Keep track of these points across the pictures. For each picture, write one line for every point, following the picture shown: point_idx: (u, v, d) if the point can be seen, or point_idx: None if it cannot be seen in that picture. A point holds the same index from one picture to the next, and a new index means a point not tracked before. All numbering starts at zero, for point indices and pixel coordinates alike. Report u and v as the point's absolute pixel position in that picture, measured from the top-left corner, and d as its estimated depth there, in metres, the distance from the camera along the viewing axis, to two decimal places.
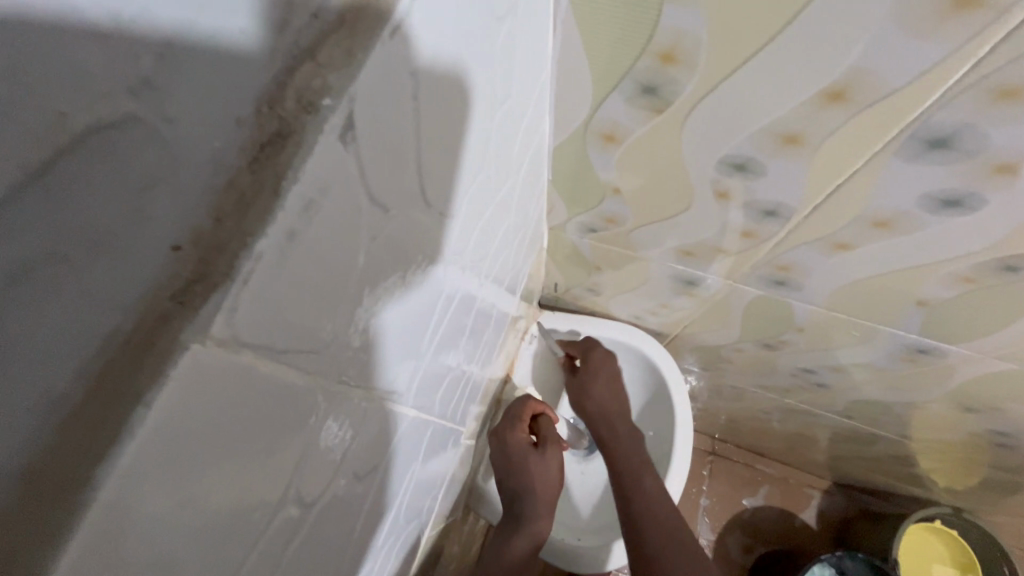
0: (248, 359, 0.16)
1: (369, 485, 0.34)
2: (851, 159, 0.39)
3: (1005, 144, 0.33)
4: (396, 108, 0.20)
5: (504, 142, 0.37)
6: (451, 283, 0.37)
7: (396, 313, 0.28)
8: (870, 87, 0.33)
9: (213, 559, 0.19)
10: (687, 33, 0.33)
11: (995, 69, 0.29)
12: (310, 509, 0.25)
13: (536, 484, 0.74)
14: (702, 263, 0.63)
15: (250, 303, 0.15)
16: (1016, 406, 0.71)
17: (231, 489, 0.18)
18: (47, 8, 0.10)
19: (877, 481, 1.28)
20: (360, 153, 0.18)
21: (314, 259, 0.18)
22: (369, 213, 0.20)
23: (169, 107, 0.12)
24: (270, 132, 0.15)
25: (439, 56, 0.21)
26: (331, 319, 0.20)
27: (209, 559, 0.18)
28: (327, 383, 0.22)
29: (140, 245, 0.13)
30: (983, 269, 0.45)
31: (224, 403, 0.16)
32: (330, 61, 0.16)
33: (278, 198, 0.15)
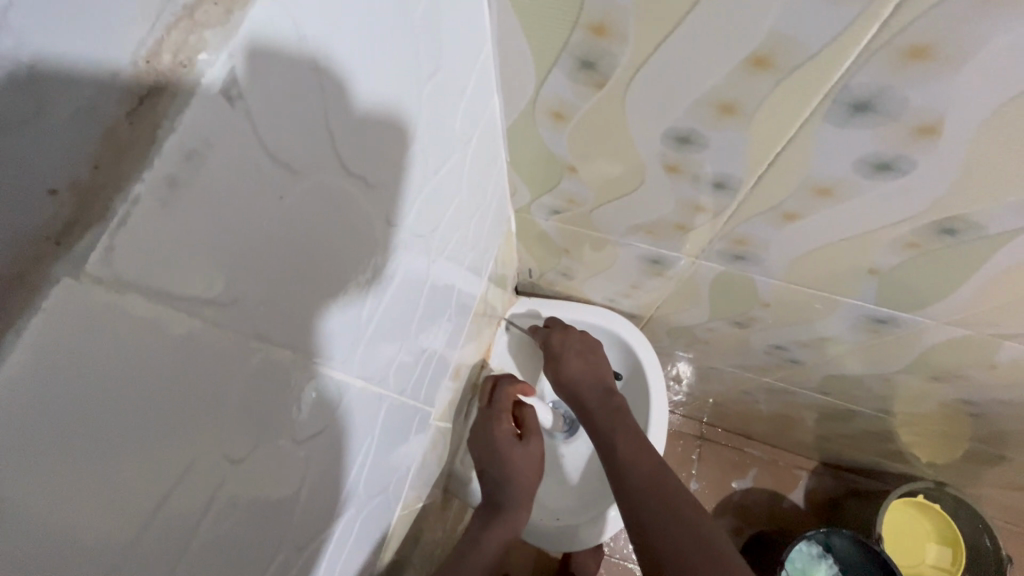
0: (142, 304, 0.17)
1: (316, 453, 0.34)
2: (786, 126, 0.40)
3: (923, 104, 0.34)
4: (295, 70, 0.20)
5: (445, 117, 0.38)
6: (399, 285, 0.40)
7: (341, 318, 0.31)
8: (792, 52, 0.34)
9: (116, 507, 0.19)
10: (615, 4, 0.34)
11: (905, 28, 0.30)
12: (239, 467, 0.25)
13: (516, 474, 0.80)
14: (664, 240, 0.64)
15: (139, 246, 0.16)
16: (978, 373, 0.72)
17: (136, 437, 0.19)
18: None
19: (859, 458, 1.29)
20: (254, 111, 0.19)
21: (216, 210, 0.18)
22: (274, 173, 0.21)
23: (26, 43, 0.13)
24: (146, 84, 0.15)
25: (342, 23, 0.22)
26: (241, 275, 0.21)
27: (113, 507, 0.19)
28: (248, 342, 0.23)
29: (7, 182, 0.13)
30: (925, 233, 0.47)
31: (114, 344, 0.17)
32: (208, 17, 0.16)
33: (155, 146, 0.15)
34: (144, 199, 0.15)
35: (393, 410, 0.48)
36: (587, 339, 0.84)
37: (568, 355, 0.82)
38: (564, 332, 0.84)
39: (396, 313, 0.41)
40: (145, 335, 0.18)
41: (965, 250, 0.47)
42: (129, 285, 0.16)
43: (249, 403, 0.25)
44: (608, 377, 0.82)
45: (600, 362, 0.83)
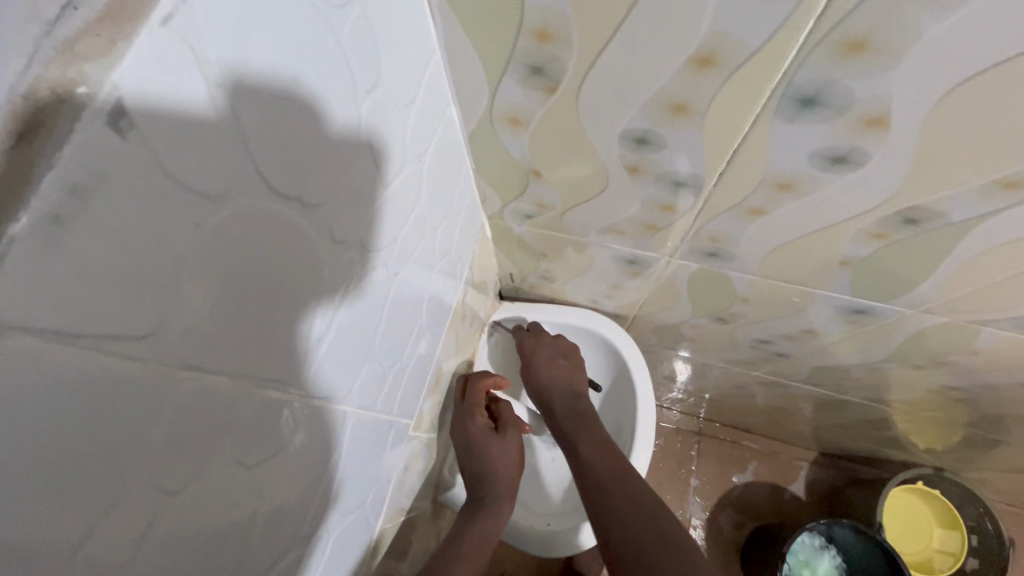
0: (33, 344, 0.16)
1: (273, 473, 0.34)
2: (739, 123, 0.40)
3: (869, 95, 0.34)
4: (197, 97, 0.20)
5: (393, 130, 0.37)
6: (376, 295, 0.43)
7: (325, 321, 0.35)
8: (733, 50, 0.34)
9: (27, 549, 0.18)
10: (555, 9, 0.34)
11: (840, 21, 0.30)
12: (176, 496, 0.25)
13: (496, 467, 0.77)
14: (637, 240, 0.64)
15: (22, 285, 0.15)
16: (963, 359, 0.72)
17: (40, 478, 0.18)
18: None
19: (856, 447, 1.29)
20: (150, 141, 0.18)
21: (107, 242, 0.18)
22: (181, 200, 0.20)
23: None
24: (25, 121, 0.15)
25: (251, 46, 0.22)
26: (152, 305, 0.20)
27: (23, 552, 0.18)
28: (169, 370, 0.22)
29: None
30: (889, 223, 0.46)
31: (4, 387, 0.16)
32: (91, 51, 0.16)
33: (32, 183, 0.15)
34: (22, 237, 0.15)
35: (363, 421, 0.47)
36: (561, 343, 0.84)
37: (539, 363, 0.82)
38: (537, 339, 0.85)
39: (372, 323, 0.44)
40: (45, 373, 0.17)
41: (932, 238, 0.47)
42: (10, 327, 0.15)
43: (180, 430, 0.24)
44: (580, 383, 0.82)
45: (572, 367, 0.83)
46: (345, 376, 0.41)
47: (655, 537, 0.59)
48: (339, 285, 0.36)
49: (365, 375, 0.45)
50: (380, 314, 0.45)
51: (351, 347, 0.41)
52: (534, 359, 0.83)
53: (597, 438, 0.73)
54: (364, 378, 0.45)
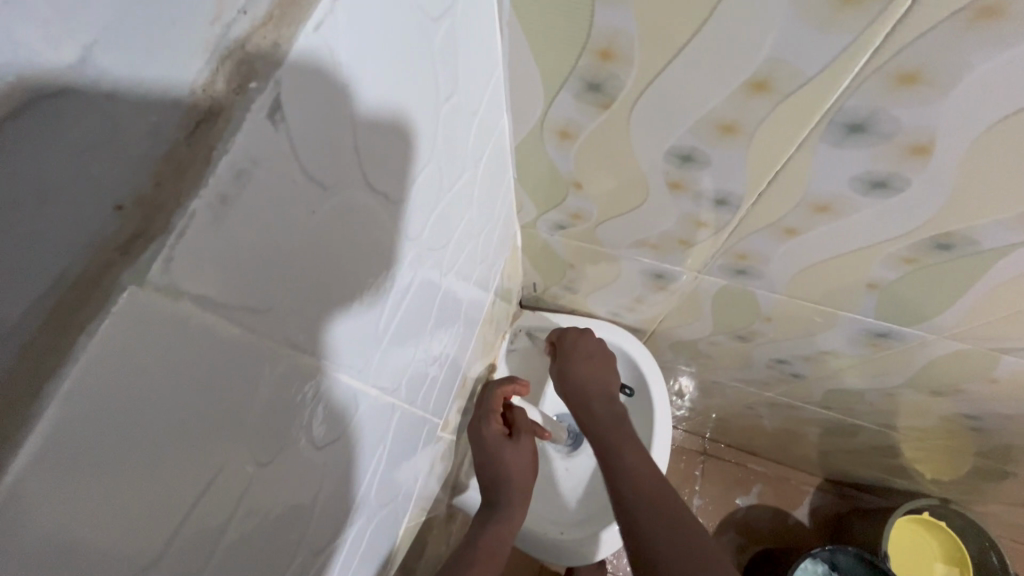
0: (190, 309, 0.18)
1: (332, 458, 0.35)
2: (785, 146, 0.42)
3: (916, 124, 0.36)
4: (326, 96, 0.22)
5: (457, 134, 0.39)
6: (409, 297, 0.40)
7: (352, 322, 0.31)
8: (789, 78, 0.36)
9: (154, 501, 0.20)
10: (621, 29, 0.36)
11: (897, 53, 0.32)
12: (264, 468, 0.27)
13: (509, 474, 0.77)
14: (668, 255, 0.65)
15: (190, 256, 0.17)
16: (978, 387, 0.73)
17: (173, 432, 0.20)
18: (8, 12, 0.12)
19: (865, 475, 1.28)
20: (292, 134, 0.20)
21: (252, 225, 0.20)
22: (307, 189, 0.22)
23: (106, 82, 0.15)
24: (204, 110, 0.17)
25: (367, 52, 0.24)
26: (273, 284, 0.22)
27: (153, 497, 0.20)
28: (275, 347, 0.24)
29: (88, 201, 0.15)
30: (921, 248, 0.48)
31: (168, 345, 0.18)
32: (259, 50, 0.18)
33: (210, 165, 0.17)
34: (199, 212, 0.17)
35: (403, 417, 0.49)
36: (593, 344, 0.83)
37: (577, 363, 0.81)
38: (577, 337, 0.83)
39: (404, 327, 0.41)
40: (194, 337, 0.19)
41: (961, 265, 0.49)
42: (181, 291, 0.18)
43: (287, 398, 0.27)
44: (613, 386, 0.80)
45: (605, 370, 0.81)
46: (373, 379, 0.38)
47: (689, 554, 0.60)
48: (390, 280, 0.36)
49: (395, 379, 0.43)
50: (412, 318, 0.43)
51: (380, 351, 0.38)
52: (573, 358, 0.81)
53: (634, 446, 0.72)
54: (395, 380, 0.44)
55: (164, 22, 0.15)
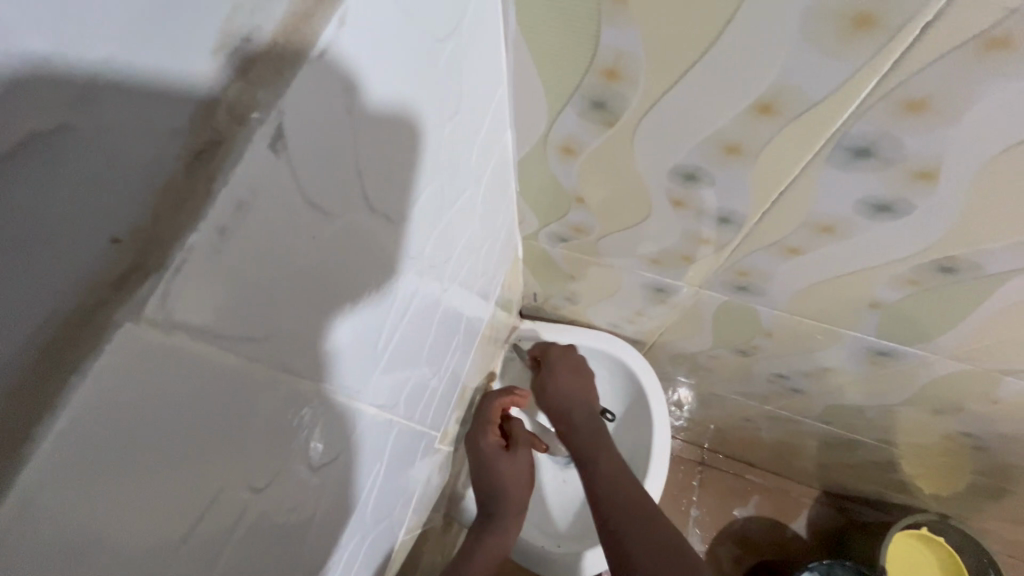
0: (186, 342, 0.18)
1: (327, 478, 0.35)
2: (789, 168, 0.41)
3: (922, 150, 0.36)
4: (328, 122, 0.22)
5: (461, 151, 0.39)
6: (411, 306, 0.40)
7: (354, 323, 0.31)
8: (794, 102, 0.36)
9: (149, 532, 0.20)
10: (627, 50, 0.36)
11: (903, 81, 0.32)
12: (262, 493, 0.27)
13: (508, 486, 0.77)
14: (669, 270, 0.65)
15: (184, 292, 0.17)
16: (980, 406, 0.73)
17: (170, 464, 0.20)
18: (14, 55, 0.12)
19: (864, 490, 1.28)
20: (293, 161, 0.20)
21: (251, 254, 0.20)
22: (307, 215, 0.22)
23: (104, 116, 0.14)
24: (205, 141, 0.17)
25: (370, 77, 0.24)
26: (271, 311, 0.22)
27: (148, 529, 0.20)
28: (268, 372, 0.24)
29: (87, 237, 0.15)
30: (925, 270, 0.48)
31: (165, 380, 0.18)
32: (261, 80, 0.18)
33: (210, 198, 0.17)
34: (196, 247, 0.17)
35: (401, 431, 0.49)
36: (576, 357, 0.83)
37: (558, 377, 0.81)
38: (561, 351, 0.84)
39: (405, 336, 0.41)
40: (192, 370, 0.19)
41: (965, 288, 0.48)
42: (178, 326, 0.18)
43: (284, 420, 0.27)
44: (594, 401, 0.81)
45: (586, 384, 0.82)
46: (372, 386, 0.37)
47: (672, 565, 0.60)
48: (391, 284, 0.34)
49: (393, 390, 0.42)
50: (412, 327, 0.42)
51: (380, 358, 0.37)
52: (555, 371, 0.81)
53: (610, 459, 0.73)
54: (393, 392, 0.43)
55: (167, 54, 0.15)
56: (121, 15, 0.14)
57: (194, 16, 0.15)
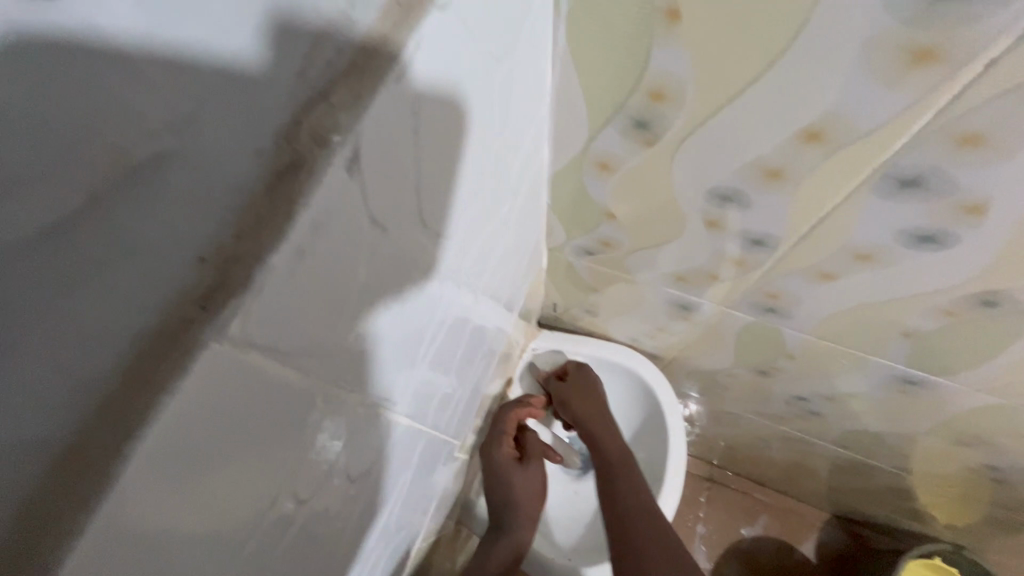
0: (255, 360, 0.19)
1: (361, 489, 0.35)
2: (832, 195, 0.41)
3: (973, 184, 0.35)
4: (395, 141, 0.22)
5: (503, 166, 0.39)
6: (446, 311, 0.40)
7: (395, 326, 0.30)
8: (844, 130, 0.35)
9: (211, 543, 0.20)
10: (676, 73, 0.36)
11: (959, 116, 0.32)
12: (305, 504, 0.27)
13: (517, 498, 0.77)
14: (696, 288, 0.65)
15: (262, 313, 0.18)
16: (1009, 440, 0.71)
17: (232, 479, 0.20)
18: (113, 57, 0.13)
19: (877, 516, 1.25)
20: (364, 182, 0.21)
21: (321, 274, 0.20)
22: (370, 233, 0.22)
23: (201, 138, 0.15)
24: (287, 162, 0.17)
25: (434, 97, 0.24)
26: (328, 328, 0.22)
27: (210, 541, 0.20)
28: (317, 386, 0.24)
29: (175, 255, 0.15)
30: (963, 303, 0.47)
31: (235, 397, 0.18)
32: (341, 102, 0.18)
33: (291, 220, 0.17)
34: (277, 267, 0.17)
35: (427, 442, 0.49)
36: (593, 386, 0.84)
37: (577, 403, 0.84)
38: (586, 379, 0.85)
39: (439, 340, 0.41)
40: (259, 388, 0.20)
41: (1003, 321, 0.48)
42: (252, 345, 0.18)
43: (324, 434, 0.27)
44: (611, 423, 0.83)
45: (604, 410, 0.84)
46: (405, 390, 0.37)
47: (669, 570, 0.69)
48: (431, 289, 0.34)
49: (423, 395, 0.42)
50: (445, 332, 0.41)
51: (414, 361, 0.37)
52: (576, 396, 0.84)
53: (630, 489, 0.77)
54: (423, 396, 0.43)
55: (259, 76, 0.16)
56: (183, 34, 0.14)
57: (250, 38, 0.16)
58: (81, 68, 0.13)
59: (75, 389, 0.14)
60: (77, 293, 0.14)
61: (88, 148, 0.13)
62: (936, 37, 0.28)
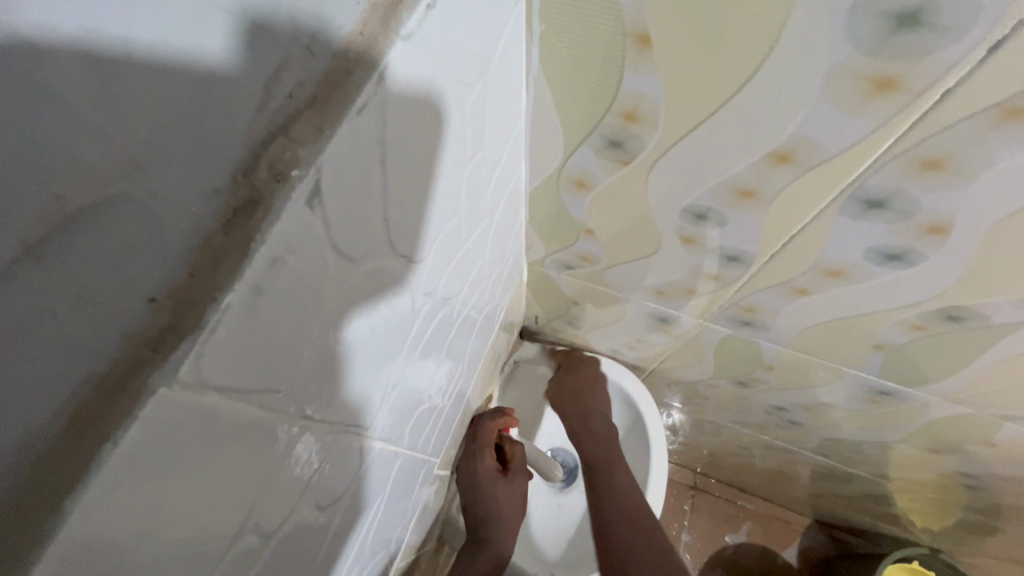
0: (213, 399, 0.18)
1: (334, 515, 0.34)
2: (803, 213, 0.42)
3: (937, 205, 0.36)
4: (360, 171, 0.22)
5: (478, 186, 0.39)
6: (420, 330, 0.39)
7: (364, 351, 0.29)
8: (812, 152, 0.36)
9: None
10: (648, 95, 0.36)
11: (921, 141, 0.33)
12: (271, 538, 0.26)
13: (502, 512, 0.75)
14: (674, 302, 0.65)
15: (217, 352, 0.18)
16: (980, 448, 0.72)
17: (192, 518, 0.20)
18: (64, 104, 0.12)
19: (857, 521, 1.27)
20: (327, 215, 0.21)
21: (282, 310, 0.20)
22: (335, 262, 0.22)
23: (154, 183, 0.14)
24: (244, 199, 0.17)
25: (400, 124, 0.24)
26: (290, 361, 0.22)
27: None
28: (281, 419, 0.23)
29: (124, 301, 0.15)
30: (932, 317, 0.48)
31: (193, 436, 0.18)
32: (301, 136, 0.18)
33: (247, 258, 0.17)
34: (232, 306, 0.17)
35: (405, 461, 0.49)
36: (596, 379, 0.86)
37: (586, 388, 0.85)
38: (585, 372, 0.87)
39: (412, 359, 0.39)
40: (220, 424, 0.19)
41: (969, 335, 0.49)
42: (207, 385, 0.18)
43: (292, 466, 0.26)
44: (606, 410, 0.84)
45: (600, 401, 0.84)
46: (378, 413, 0.36)
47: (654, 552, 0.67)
48: (404, 310, 0.33)
49: (397, 416, 0.41)
50: (419, 351, 0.41)
51: (386, 383, 0.36)
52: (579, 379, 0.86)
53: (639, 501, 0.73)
54: (398, 417, 0.42)
55: (220, 115, 0.15)
56: (146, 73, 0.13)
57: (203, 29, 0.14)
58: (33, 118, 0.11)
59: (15, 447, 0.13)
60: (16, 356, 0.13)
61: (33, 202, 0.12)
62: (897, 66, 0.29)
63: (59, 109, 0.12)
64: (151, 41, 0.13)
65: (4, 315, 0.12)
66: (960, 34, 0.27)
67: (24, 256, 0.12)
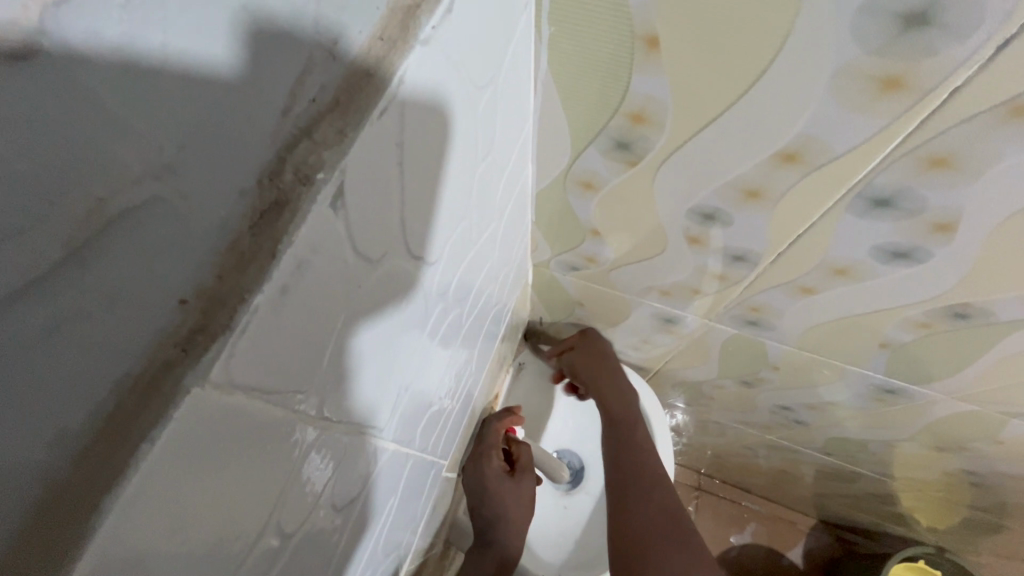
0: (240, 400, 0.18)
1: (348, 517, 0.35)
2: (809, 212, 0.42)
3: (944, 203, 0.36)
4: (379, 174, 0.22)
5: (487, 188, 0.39)
6: (429, 332, 0.39)
7: (375, 354, 0.29)
8: (820, 151, 0.36)
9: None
10: (657, 96, 0.36)
11: (927, 140, 0.33)
12: (289, 539, 0.27)
13: (508, 514, 0.75)
14: (680, 302, 0.65)
15: (245, 353, 0.18)
16: (986, 446, 0.72)
17: (217, 518, 0.20)
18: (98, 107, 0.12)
19: (863, 521, 1.26)
20: (348, 217, 0.21)
21: (304, 311, 0.20)
22: (354, 264, 0.23)
23: (183, 183, 0.15)
24: (270, 201, 0.17)
25: (416, 126, 0.24)
26: (311, 362, 0.22)
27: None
28: (300, 421, 0.24)
29: (156, 301, 0.15)
30: (938, 315, 0.48)
31: (219, 436, 0.18)
32: (325, 139, 0.18)
33: (274, 260, 0.17)
34: (260, 308, 0.17)
35: (415, 464, 0.49)
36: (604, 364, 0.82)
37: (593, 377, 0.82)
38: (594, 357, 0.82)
39: (422, 361, 0.39)
40: (244, 425, 0.19)
41: (975, 332, 0.49)
42: (235, 385, 0.18)
43: (310, 467, 0.26)
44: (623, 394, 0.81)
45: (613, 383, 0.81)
46: (389, 415, 0.36)
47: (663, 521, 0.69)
48: (414, 311, 0.33)
49: (407, 419, 0.41)
50: (428, 353, 0.40)
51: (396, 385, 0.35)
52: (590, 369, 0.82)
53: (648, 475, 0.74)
54: (407, 420, 0.42)
55: (246, 118, 0.16)
56: (174, 76, 0.13)
57: (230, 36, 0.14)
58: (64, 120, 0.12)
59: (49, 443, 0.14)
60: (53, 352, 0.13)
61: (67, 202, 0.12)
62: (904, 66, 0.29)
63: (90, 111, 0.12)
64: (180, 48, 0.13)
65: (41, 313, 0.13)
66: (967, 34, 0.27)
67: (62, 255, 0.12)
